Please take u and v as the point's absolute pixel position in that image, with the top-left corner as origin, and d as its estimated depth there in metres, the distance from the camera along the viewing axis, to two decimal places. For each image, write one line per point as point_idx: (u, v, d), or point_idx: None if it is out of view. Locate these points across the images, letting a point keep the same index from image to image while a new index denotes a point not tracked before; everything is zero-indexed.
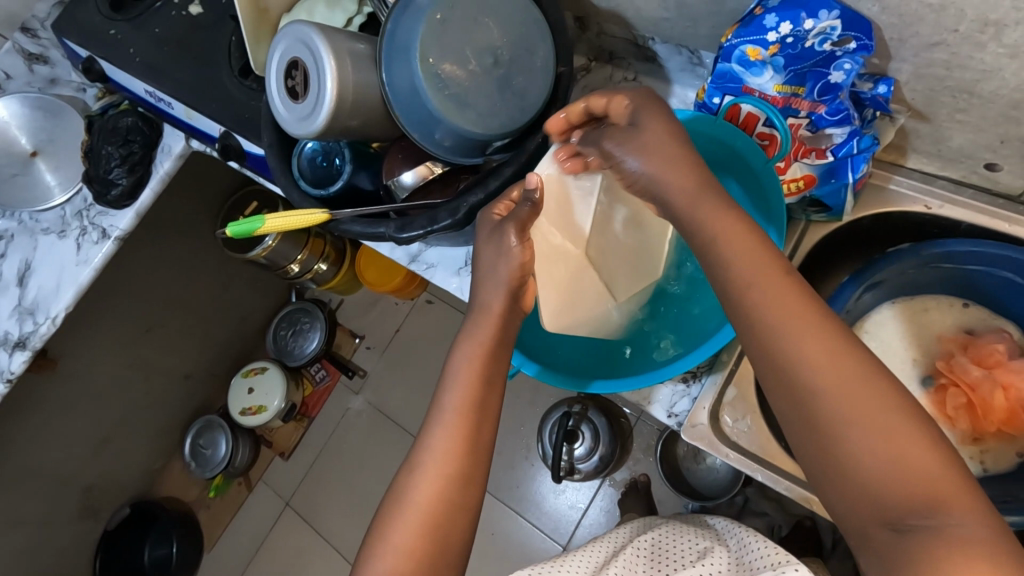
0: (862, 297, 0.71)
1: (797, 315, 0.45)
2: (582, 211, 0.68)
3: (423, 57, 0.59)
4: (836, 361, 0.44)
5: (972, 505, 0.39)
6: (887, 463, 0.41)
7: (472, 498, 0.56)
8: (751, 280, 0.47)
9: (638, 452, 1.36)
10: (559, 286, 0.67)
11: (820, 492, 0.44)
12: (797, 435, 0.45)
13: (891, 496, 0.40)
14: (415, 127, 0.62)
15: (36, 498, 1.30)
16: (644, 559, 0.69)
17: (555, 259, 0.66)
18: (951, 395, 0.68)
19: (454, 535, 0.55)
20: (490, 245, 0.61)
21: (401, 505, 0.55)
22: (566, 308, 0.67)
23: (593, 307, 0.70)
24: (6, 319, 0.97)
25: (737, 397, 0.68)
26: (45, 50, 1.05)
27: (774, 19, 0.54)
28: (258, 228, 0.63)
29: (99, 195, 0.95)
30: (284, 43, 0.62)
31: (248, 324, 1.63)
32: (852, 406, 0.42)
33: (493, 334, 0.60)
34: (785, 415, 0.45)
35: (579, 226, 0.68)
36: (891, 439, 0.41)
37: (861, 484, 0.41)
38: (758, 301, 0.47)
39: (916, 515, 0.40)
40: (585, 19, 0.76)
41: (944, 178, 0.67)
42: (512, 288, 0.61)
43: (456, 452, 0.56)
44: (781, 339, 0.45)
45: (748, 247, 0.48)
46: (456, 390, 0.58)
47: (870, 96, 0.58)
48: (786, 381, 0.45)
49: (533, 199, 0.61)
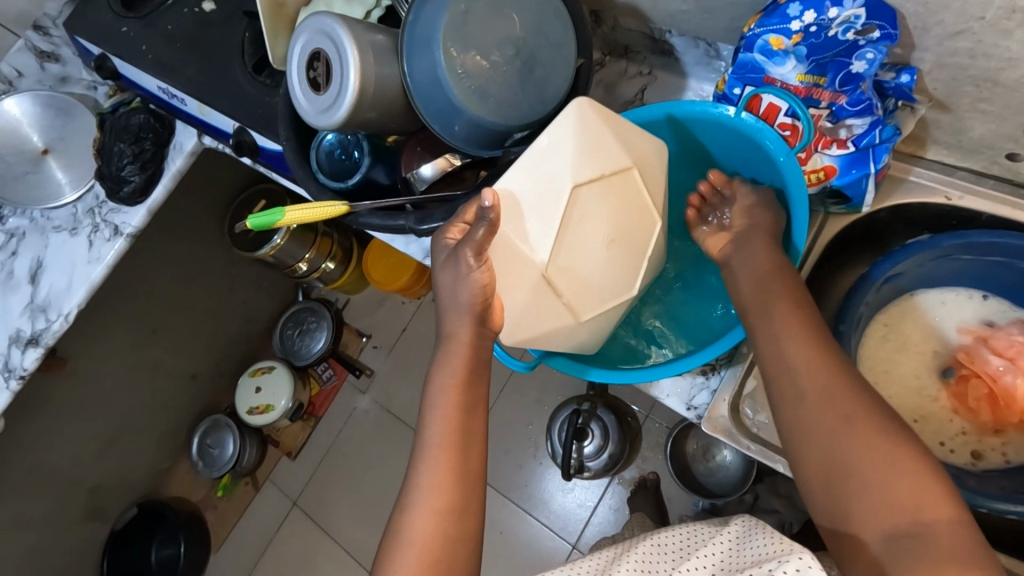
0: (883, 288, 0.70)
1: (810, 342, 0.53)
2: (542, 231, 0.57)
3: (446, 48, 0.58)
4: (844, 381, 0.51)
5: (956, 517, 0.44)
6: (878, 470, 0.46)
7: (470, 526, 0.56)
8: (776, 302, 0.56)
9: (647, 450, 1.35)
10: (517, 304, 0.60)
11: (819, 495, 0.49)
12: (795, 440, 0.52)
13: (871, 489, 0.46)
14: (436, 119, 0.61)
15: (45, 497, 1.31)
16: (663, 556, 0.67)
17: (513, 279, 0.59)
18: (973, 385, 0.68)
19: (456, 565, 0.54)
20: (447, 270, 0.59)
21: (399, 546, 0.55)
22: (524, 325, 0.61)
23: (549, 327, 0.62)
24: (17, 317, 0.96)
25: (757, 389, 0.66)
26: (56, 47, 1.05)
27: (798, 7, 0.55)
28: (277, 220, 0.61)
29: (111, 192, 0.95)
30: (305, 35, 0.62)
31: (256, 324, 1.63)
32: (853, 416, 0.49)
33: (466, 366, 0.59)
34: (787, 423, 0.52)
35: (540, 244, 0.57)
36: (885, 451, 0.47)
37: (849, 488, 0.47)
38: (774, 326, 0.55)
39: (905, 519, 0.44)
40: (601, 13, 0.76)
41: (964, 169, 0.67)
42: (477, 312, 0.59)
43: (447, 483, 0.56)
44: (793, 350, 0.53)
45: (779, 283, 0.57)
46: (439, 420, 0.58)
47: (893, 86, 0.58)
48: (793, 388, 0.52)
49: (489, 219, 0.55)
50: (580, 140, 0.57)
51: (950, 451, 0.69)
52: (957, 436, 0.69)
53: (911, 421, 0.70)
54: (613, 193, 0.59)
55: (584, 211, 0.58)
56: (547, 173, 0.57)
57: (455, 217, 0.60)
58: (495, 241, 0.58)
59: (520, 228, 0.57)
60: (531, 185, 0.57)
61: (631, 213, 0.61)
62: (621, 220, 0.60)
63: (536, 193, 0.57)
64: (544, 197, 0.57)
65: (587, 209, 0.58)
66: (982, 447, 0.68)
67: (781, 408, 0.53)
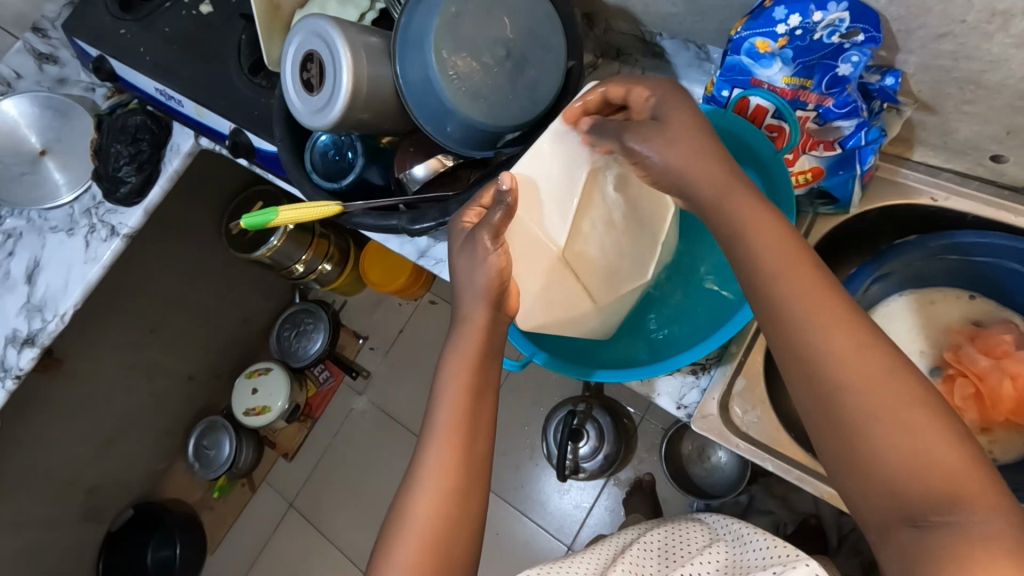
0: (870, 289, 0.71)
1: (827, 309, 0.44)
2: (559, 214, 0.60)
3: (438, 50, 0.59)
4: (866, 355, 0.42)
5: (1001, 510, 0.37)
6: (908, 459, 0.39)
7: (471, 509, 0.56)
8: (776, 265, 0.47)
9: (643, 451, 1.35)
10: (532, 290, 0.62)
11: (843, 486, 0.42)
12: (813, 425, 0.44)
13: (902, 482, 0.39)
14: (429, 119, 0.62)
15: (41, 498, 1.31)
16: (653, 556, 0.68)
17: (531, 260, 0.61)
18: (959, 384, 0.68)
19: (457, 547, 0.55)
20: (464, 254, 0.59)
21: (400, 525, 0.55)
22: (540, 308, 0.63)
23: (569, 310, 0.65)
24: (14, 317, 0.97)
25: (746, 389, 0.67)
26: (55, 49, 1.06)
27: (783, 11, 0.56)
28: (272, 219, 0.62)
29: (109, 192, 0.96)
30: (299, 36, 0.63)
31: (253, 325, 1.64)
32: (879, 395, 0.41)
33: (479, 350, 0.58)
34: (802, 403, 0.45)
35: (558, 226, 0.61)
36: (917, 437, 0.40)
37: (877, 480, 0.40)
38: (782, 293, 0.46)
39: (940, 517, 0.38)
40: (594, 16, 0.77)
41: (949, 171, 0.68)
42: (493, 296, 0.58)
43: (452, 467, 0.56)
44: (805, 319, 0.44)
45: (775, 239, 0.48)
46: (447, 406, 0.57)
47: (878, 88, 0.59)
48: (808, 364, 0.44)
49: (507, 203, 0.56)
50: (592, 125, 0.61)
51: None
52: None
53: None
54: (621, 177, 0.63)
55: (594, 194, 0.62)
56: (563, 157, 0.60)
57: (472, 201, 0.60)
58: (511, 226, 0.59)
59: (536, 211, 0.60)
60: (546, 171, 0.60)
61: (640, 202, 0.65)
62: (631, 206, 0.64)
63: (553, 175, 0.60)
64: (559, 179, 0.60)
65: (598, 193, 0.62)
66: None
67: (794, 387, 0.45)
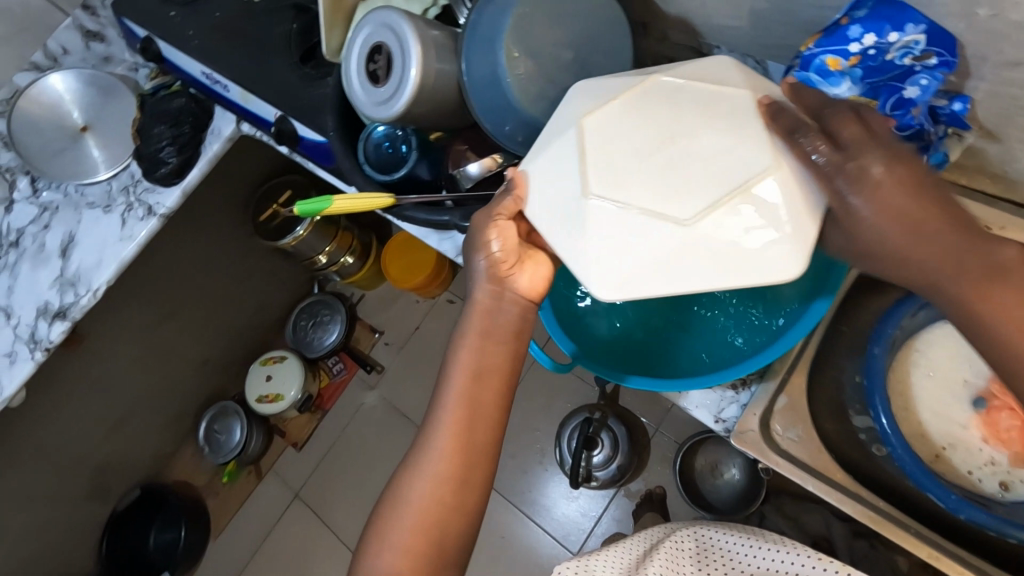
0: (919, 314, 0.70)
1: None
2: (567, 165, 0.52)
3: (508, 49, 0.59)
4: None
5: None
6: None
7: (466, 498, 0.57)
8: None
9: (655, 464, 1.34)
10: (576, 245, 0.50)
11: None
12: None
13: None
14: (490, 117, 0.62)
15: (52, 473, 1.30)
16: (689, 555, 0.68)
17: (555, 217, 0.52)
18: (1004, 416, 0.67)
19: (449, 532, 0.56)
20: (469, 249, 0.60)
21: (396, 506, 0.57)
22: (598, 258, 0.49)
23: (642, 246, 0.48)
24: (46, 290, 0.97)
25: (787, 406, 0.67)
26: (102, 28, 1.07)
27: (858, 30, 0.55)
28: (326, 208, 0.62)
29: (149, 172, 0.96)
30: (367, 29, 0.63)
31: (269, 312, 1.64)
32: None
33: (481, 332, 0.58)
34: None
35: (569, 176, 0.52)
36: None
37: None
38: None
39: None
40: (649, 25, 0.77)
41: (1008, 201, 0.67)
42: (496, 281, 0.59)
43: (451, 453, 0.57)
44: None
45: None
46: (449, 389, 0.58)
47: (946, 112, 0.58)
48: None
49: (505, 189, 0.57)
50: (583, 92, 0.56)
51: (979, 480, 0.68)
52: (987, 466, 0.68)
53: (939, 447, 0.70)
54: (648, 98, 0.52)
55: (610, 126, 0.51)
56: (558, 126, 0.55)
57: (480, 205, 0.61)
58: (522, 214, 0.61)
59: (543, 180, 0.54)
60: (546, 150, 0.55)
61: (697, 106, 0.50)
62: (676, 114, 0.50)
63: (554, 143, 0.54)
64: (555, 142, 0.54)
65: (609, 126, 0.52)
66: (1011, 478, 0.66)
67: None
